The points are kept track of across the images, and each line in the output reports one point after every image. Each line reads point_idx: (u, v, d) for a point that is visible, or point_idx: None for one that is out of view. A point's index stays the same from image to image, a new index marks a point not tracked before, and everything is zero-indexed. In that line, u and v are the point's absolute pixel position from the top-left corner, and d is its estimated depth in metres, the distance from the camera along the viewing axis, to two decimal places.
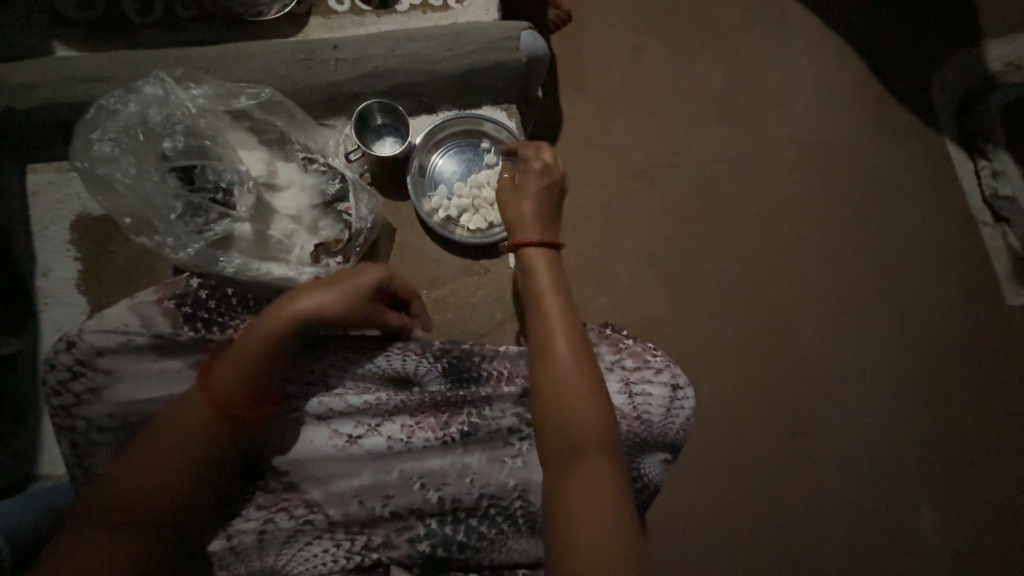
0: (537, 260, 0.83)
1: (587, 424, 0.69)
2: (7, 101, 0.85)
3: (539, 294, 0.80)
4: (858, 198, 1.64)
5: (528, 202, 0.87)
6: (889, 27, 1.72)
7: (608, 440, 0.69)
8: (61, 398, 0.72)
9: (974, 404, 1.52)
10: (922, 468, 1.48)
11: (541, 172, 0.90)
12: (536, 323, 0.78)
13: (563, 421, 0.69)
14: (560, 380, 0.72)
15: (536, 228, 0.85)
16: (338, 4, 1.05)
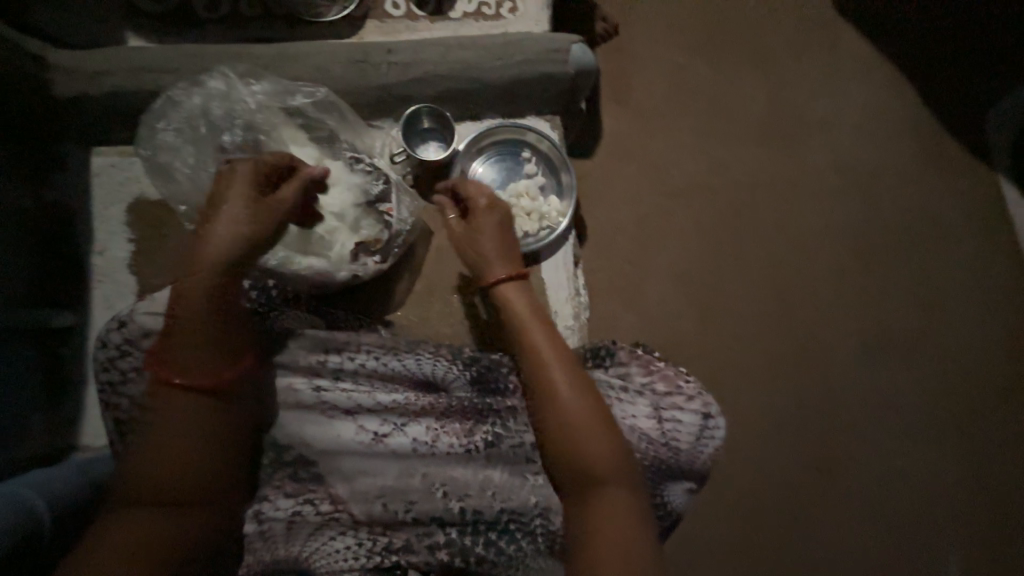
0: (513, 294, 0.84)
1: (601, 446, 0.69)
2: (83, 87, 0.90)
3: (526, 326, 0.80)
4: (904, 232, 1.58)
5: (490, 241, 0.88)
6: (948, 56, 1.66)
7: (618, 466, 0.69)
8: (109, 375, 0.74)
9: (1014, 456, 1.45)
10: (954, 518, 1.41)
11: (489, 209, 0.91)
12: (529, 352, 0.77)
13: (575, 442, 0.70)
14: (567, 412, 0.71)
15: (501, 264, 0.86)
16: (394, 8, 1.07)
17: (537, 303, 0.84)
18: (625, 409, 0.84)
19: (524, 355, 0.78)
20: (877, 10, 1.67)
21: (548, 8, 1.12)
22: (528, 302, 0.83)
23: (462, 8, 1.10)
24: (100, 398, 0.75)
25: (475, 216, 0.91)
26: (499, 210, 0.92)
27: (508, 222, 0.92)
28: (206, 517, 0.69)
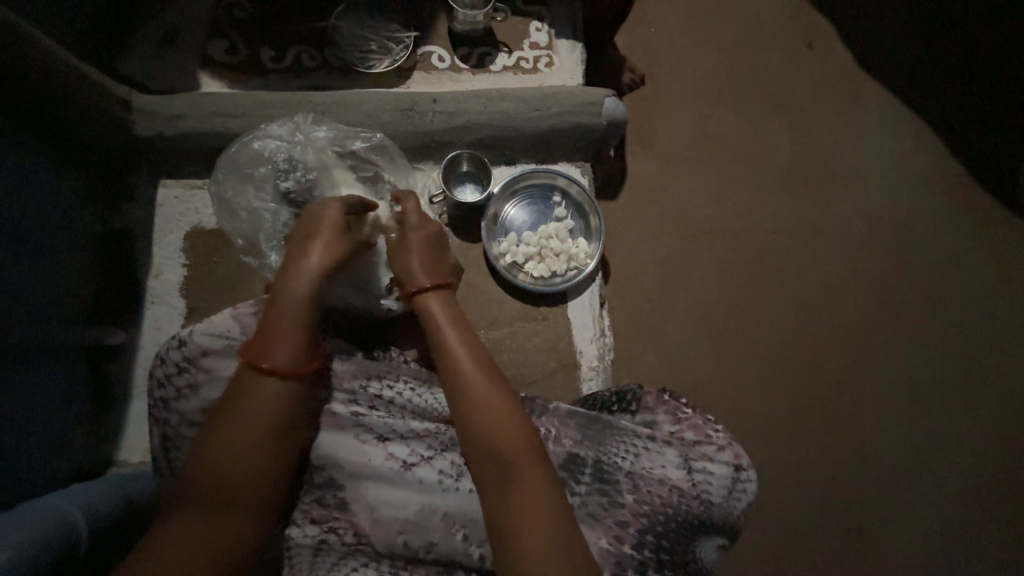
0: (432, 301, 0.86)
1: (515, 441, 0.72)
2: (158, 127, 0.99)
3: (442, 334, 0.82)
4: (934, 285, 1.57)
5: (413, 257, 0.89)
6: (976, 113, 1.68)
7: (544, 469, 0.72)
8: (164, 391, 0.78)
9: None
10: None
11: (419, 226, 0.92)
12: (445, 359, 0.80)
13: (488, 438, 0.73)
14: (483, 416, 0.74)
15: (423, 275, 0.88)
16: (440, 61, 1.16)
17: (454, 306, 0.86)
18: (653, 459, 0.84)
19: (440, 358, 0.81)
20: (901, 66, 1.71)
21: (584, 63, 1.20)
22: (446, 307, 0.85)
23: (502, 61, 1.18)
24: (151, 413, 0.79)
25: (405, 233, 0.92)
26: (429, 228, 0.93)
27: (438, 241, 0.94)
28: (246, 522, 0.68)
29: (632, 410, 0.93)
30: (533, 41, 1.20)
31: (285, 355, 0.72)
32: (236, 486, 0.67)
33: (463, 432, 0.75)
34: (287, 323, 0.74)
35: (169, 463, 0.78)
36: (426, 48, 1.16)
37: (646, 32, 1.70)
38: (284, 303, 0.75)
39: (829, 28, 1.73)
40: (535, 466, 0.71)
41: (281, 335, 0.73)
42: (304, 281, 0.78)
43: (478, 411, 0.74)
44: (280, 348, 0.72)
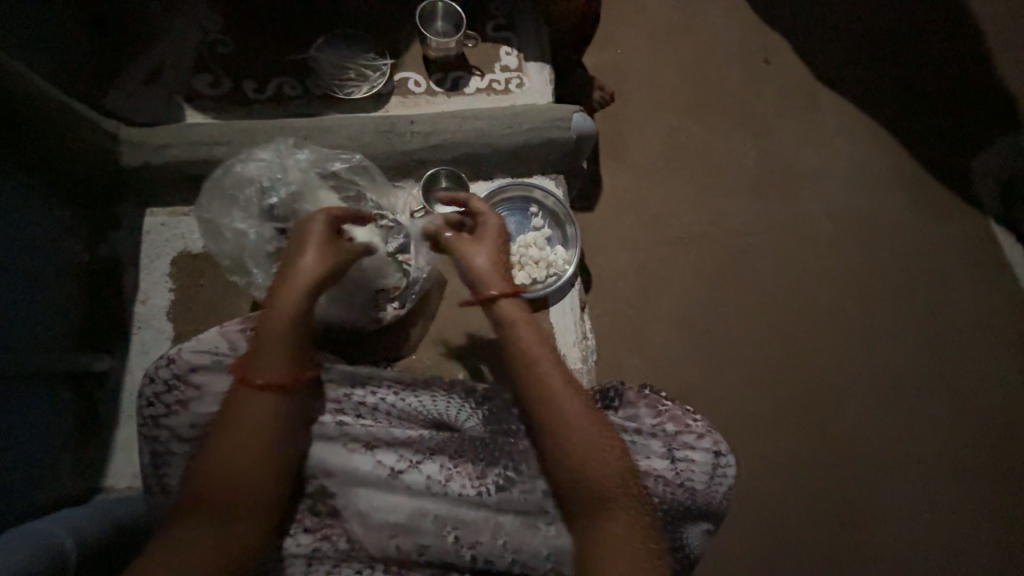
0: (509, 309, 0.85)
1: (582, 437, 0.75)
2: (146, 157, 1.03)
3: (518, 337, 0.83)
4: (901, 277, 1.65)
5: (487, 259, 0.89)
6: (924, 114, 1.80)
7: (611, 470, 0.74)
8: (153, 409, 0.79)
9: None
10: (974, 558, 1.42)
11: (495, 230, 0.93)
12: (522, 359, 0.81)
13: (558, 432, 0.75)
14: (556, 413, 0.76)
15: (498, 281, 0.87)
16: (416, 86, 1.23)
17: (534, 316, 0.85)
18: (639, 451, 0.87)
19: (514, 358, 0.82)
20: (851, 76, 1.83)
21: (552, 83, 1.28)
22: (528, 316, 0.85)
23: (475, 84, 1.25)
24: (140, 432, 0.79)
25: (481, 235, 0.93)
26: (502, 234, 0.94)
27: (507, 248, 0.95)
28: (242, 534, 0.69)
29: (615, 406, 0.94)
30: (503, 64, 1.27)
31: (273, 370, 0.75)
32: (226, 496, 0.69)
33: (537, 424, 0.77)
34: (275, 340, 0.76)
35: (159, 481, 0.78)
36: (402, 74, 1.23)
37: (612, 53, 1.81)
38: (273, 315, 0.77)
39: (782, 43, 1.85)
40: (593, 457, 0.74)
41: (273, 351, 0.76)
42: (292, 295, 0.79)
43: (553, 407, 0.77)
44: (272, 364, 0.75)
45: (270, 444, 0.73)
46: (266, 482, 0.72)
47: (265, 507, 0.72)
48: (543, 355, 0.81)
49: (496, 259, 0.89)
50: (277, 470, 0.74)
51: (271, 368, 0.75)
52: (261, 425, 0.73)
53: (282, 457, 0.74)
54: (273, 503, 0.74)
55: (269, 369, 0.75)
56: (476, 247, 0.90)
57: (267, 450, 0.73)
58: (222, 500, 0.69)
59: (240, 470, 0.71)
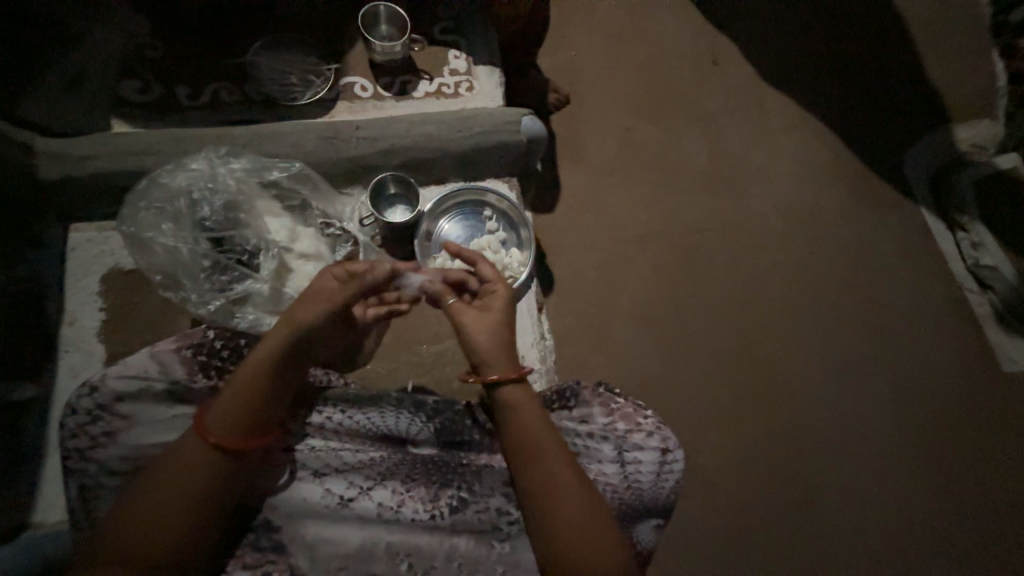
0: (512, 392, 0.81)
1: (555, 473, 0.76)
2: (68, 170, 0.97)
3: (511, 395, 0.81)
4: (844, 266, 1.74)
5: (488, 334, 0.83)
6: (859, 111, 1.91)
7: (582, 514, 0.74)
8: (77, 441, 0.76)
9: (966, 464, 1.58)
10: (921, 527, 1.51)
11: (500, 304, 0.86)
12: (506, 406, 0.81)
13: (531, 467, 0.77)
14: (533, 453, 0.77)
15: (503, 363, 0.82)
16: (363, 91, 1.20)
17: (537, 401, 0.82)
18: (589, 455, 0.89)
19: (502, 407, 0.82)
20: (791, 76, 1.92)
21: (502, 86, 1.28)
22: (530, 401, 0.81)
23: (424, 88, 1.24)
24: (63, 467, 0.75)
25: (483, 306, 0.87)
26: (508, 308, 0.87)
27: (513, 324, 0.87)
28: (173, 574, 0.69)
29: (570, 405, 0.94)
30: (452, 67, 1.27)
31: (225, 424, 0.72)
32: (158, 540, 0.68)
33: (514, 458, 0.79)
34: (241, 388, 0.74)
35: (88, 516, 0.74)
36: (347, 79, 1.20)
37: (565, 56, 1.83)
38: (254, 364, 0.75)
39: (727, 45, 1.92)
40: (565, 493, 0.75)
41: (232, 404, 0.73)
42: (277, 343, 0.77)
43: (529, 445, 0.78)
44: (224, 419, 0.73)
45: (212, 483, 0.72)
46: (204, 520, 0.71)
47: (194, 546, 0.70)
48: (532, 413, 0.81)
49: (500, 338, 0.83)
50: (215, 508, 0.72)
51: (222, 421, 0.73)
52: (196, 466, 0.71)
53: (225, 497, 0.73)
54: (205, 542, 0.72)
55: (223, 421, 0.73)
56: (479, 318, 0.84)
57: (203, 490, 0.71)
58: (146, 545, 0.67)
59: (173, 512, 0.69)
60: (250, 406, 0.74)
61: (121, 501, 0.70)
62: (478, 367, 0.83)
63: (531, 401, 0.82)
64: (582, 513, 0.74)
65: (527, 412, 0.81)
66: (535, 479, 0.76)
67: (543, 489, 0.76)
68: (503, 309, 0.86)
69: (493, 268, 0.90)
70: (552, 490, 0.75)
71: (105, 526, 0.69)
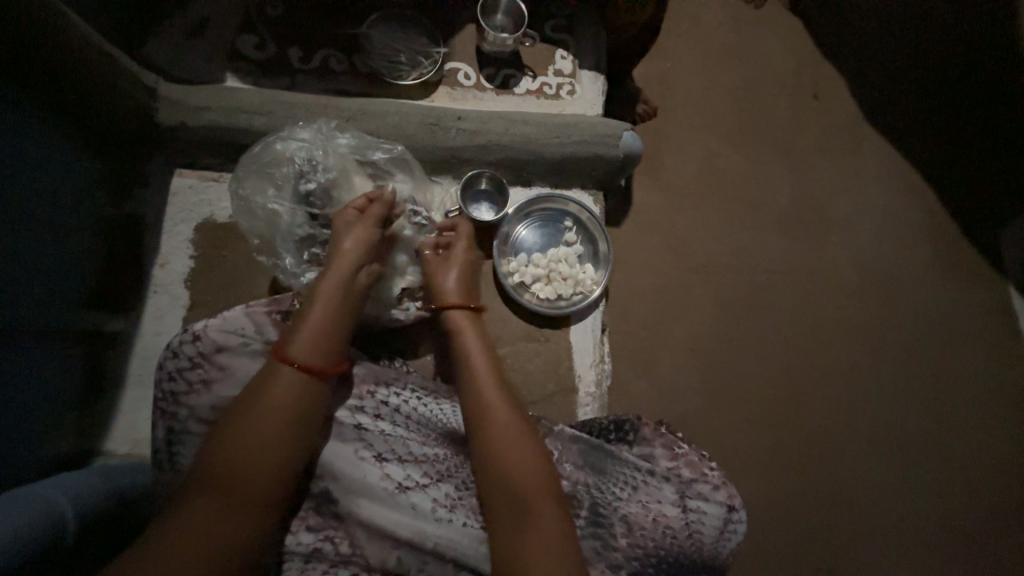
0: (460, 320, 0.93)
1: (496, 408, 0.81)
2: (183, 118, 0.99)
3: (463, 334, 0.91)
4: (918, 337, 1.63)
5: (453, 273, 0.97)
6: (970, 173, 1.76)
7: (522, 458, 0.76)
8: (173, 384, 0.77)
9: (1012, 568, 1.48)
10: None
11: (466, 250, 1.01)
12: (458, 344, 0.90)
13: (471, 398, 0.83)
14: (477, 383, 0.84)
15: (458, 292, 0.95)
16: (466, 79, 1.18)
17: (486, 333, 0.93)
18: (651, 494, 0.85)
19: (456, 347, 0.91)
20: (900, 125, 1.79)
21: (604, 95, 1.24)
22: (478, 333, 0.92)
23: (526, 85, 1.21)
24: (157, 406, 0.77)
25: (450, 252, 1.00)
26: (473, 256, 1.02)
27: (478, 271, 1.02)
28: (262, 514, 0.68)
29: (630, 440, 0.93)
30: (557, 67, 1.23)
31: (314, 353, 0.76)
32: (242, 471, 0.68)
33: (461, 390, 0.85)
34: (309, 320, 0.78)
35: (171, 456, 0.76)
36: (453, 65, 1.18)
37: (664, 68, 1.76)
38: (316, 296, 0.81)
39: (836, 81, 1.80)
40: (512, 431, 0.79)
41: (305, 336, 0.77)
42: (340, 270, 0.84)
43: (472, 377, 0.85)
44: (304, 346, 0.76)
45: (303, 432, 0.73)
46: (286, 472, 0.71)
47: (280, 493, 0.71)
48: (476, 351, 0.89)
49: (461, 275, 0.97)
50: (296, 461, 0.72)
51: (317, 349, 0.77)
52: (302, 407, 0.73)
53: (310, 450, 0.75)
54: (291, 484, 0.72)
55: (321, 351, 0.77)
56: (443, 262, 0.99)
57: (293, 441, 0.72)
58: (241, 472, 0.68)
59: (266, 450, 0.70)
60: (326, 343, 0.77)
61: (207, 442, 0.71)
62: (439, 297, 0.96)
63: (474, 334, 0.92)
64: (525, 454, 0.77)
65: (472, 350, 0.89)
66: (471, 396, 0.83)
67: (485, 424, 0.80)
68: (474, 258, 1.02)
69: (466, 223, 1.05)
70: (495, 420, 0.79)
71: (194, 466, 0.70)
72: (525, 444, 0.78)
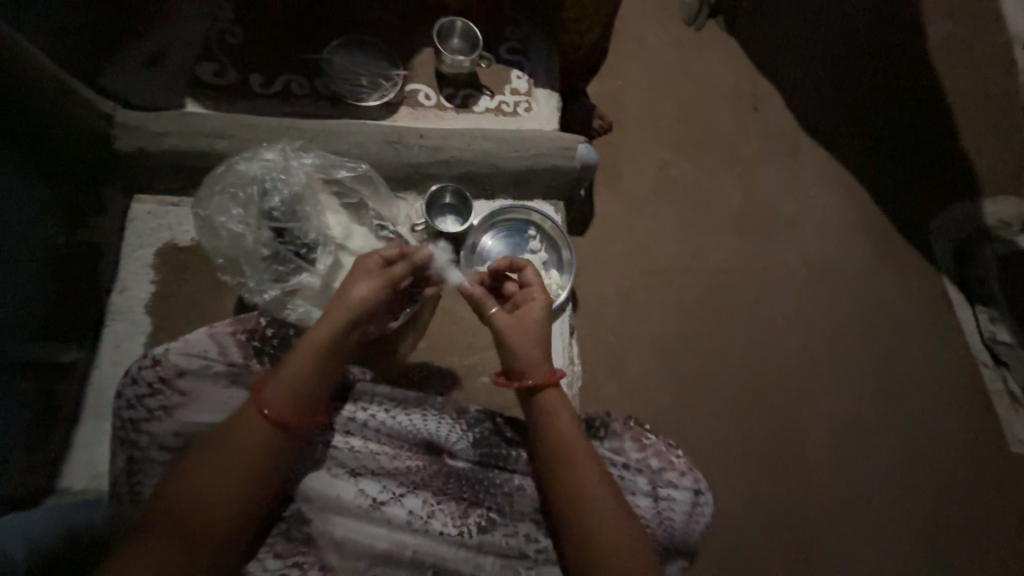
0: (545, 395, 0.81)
1: (585, 483, 0.76)
2: (142, 144, 0.99)
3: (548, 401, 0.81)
4: (864, 326, 1.75)
5: (534, 345, 0.82)
6: (895, 173, 1.94)
7: (613, 539, 0.72)
8: (133, 412, 0.75)
9: (968, 536, 1.57)
10: None
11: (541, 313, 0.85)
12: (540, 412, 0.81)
13: (559, 474, 0.77)
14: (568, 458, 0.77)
15: (540, 366, 0.81)
16: (426, 99, 1.23)
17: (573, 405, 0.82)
18: (623, 487, 0.89)
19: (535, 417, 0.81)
20: (831, 132, 1.95)
21: (559, 111, 1.31)
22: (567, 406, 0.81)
23: (485, 103, 1.27)
24: (118, 435, 0.75)
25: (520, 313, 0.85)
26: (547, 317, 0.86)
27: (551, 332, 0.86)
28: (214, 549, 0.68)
29: (601, 436, 0.95)
30: (514, 87, 1.30)
31: (284, 403, 0.72)
32: (199, 508, 0.68)
33: (545, 463, 0.79)
34: (292, 377, 0.73)
35: (132, 489, 0.74)
36: (413, 86, 1.23)
37: (615, 86, 1.87)
38: (304, 353, 0.74)
39: (772, 95, 1.96)
40: (600, 506, 0.74)
41: (286, 394, 0.72)
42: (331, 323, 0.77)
43: (558, 450, 0.78)
44: (282, 401, 0.72)
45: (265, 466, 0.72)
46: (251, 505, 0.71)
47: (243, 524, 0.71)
48: (563, 421, 0.80)
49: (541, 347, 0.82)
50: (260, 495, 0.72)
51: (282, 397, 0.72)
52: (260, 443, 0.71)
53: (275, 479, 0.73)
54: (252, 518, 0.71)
55: (288, 401, 0.72)
56: (519, 327, 0.83)
57: (256, 474, 0.71)
58: (198, 508, 0.68)
59: (227, 485, 0.69)
60: (302, 396, 0.73)
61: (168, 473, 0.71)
62: (519, 372, 0.82)
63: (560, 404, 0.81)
64: (614, 534, 0.73)
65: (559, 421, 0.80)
66: (557, 473, 0.77)
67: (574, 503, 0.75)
68: (540, 315, 0.85)
69: (536, 270, 0.89)
70: (553, 444, 0.78)
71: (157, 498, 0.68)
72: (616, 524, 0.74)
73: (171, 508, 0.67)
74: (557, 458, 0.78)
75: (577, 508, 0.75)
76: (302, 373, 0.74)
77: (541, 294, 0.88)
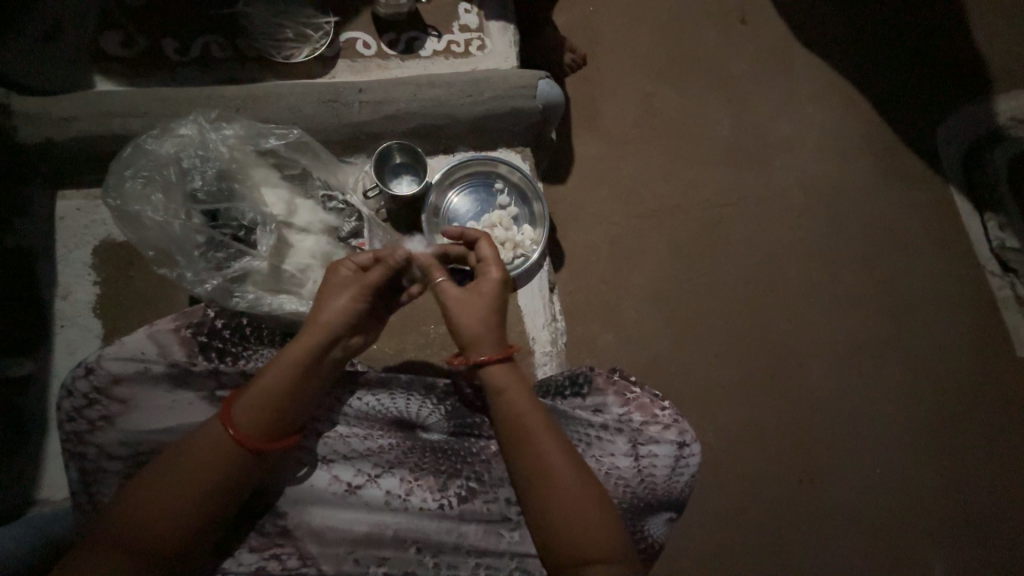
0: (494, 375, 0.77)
1: (548, 453, 0.73)
2: (47, 134, 0.91)
3: (502, 379, 0.77)
4: (867, 247, 1.66)
5: (481, 320, 0.76)
6: (899, 77, 1.77)
7: (580, 509, 0.71)
8: (75, 424, 0.74)
9: (975, 447, 1.55)
10: (924, 507, 1.50)
11: (495, 286, 0.79)
12: (498, 393, 0.77)
13: (523, 444, 0.74)
14: (530, 431, 0.74)
15: (490, 341, 0.77)
16: (365, 48, 1.10)
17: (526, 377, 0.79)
18: (603, 448, 0.86)
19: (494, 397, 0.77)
20: (827, 38, 1.77)
21: (517, 44, 1.17)
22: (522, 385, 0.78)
23: (432, 46, 1.13)
24: (63, 449, 0.74)
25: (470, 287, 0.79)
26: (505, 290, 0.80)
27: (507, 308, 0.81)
28: (173, 559, 0.67)
29: (584, 393, 0.91)
30: (462, 23, 1.15)
31: (255, 422, 0.70)
32: (150, 521, 0.65)
33: (506, 438, 0.76)
34: (270, 399, 0.71)
35: (91, 498, 0.74)
36: (348, 35, 1.10)
37: (584, 12, 1.69)
38: (282, 374, 0.71)
39: (759, 3, 1.76)
40: (566, 475, 0.73)
41: (262, 414, 0.70)
42: (308, 339, 0.73)
43: (520, 423, 0.75)
44: (257, 423, 0.70)
45: (227, 474, 0.69)
46: (213, 511, 0.69)
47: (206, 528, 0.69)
48: (521, 396, 0.77)
49: (492, 322, 0.77)
50: (220, 505, 0.69)
51: (251, 415, 0.70)
52: (213, 457, 0.68)
53: (246, 482, 0.72)
54: (213, 525, 0.70)
55: (261, 422, 0.70)
56: (467, 300, 0.77)
57: (218, 482, 0.68)
58: (152, 521, 0.65)
59: (189, 496, 0.67)
60: (280, 415, 0.71)
61: (120, 494, 0.68)
62: (466, 348, 0.77)
63: (520, 382, 0.78)
64: (581, 506, 0.71)
65: (520, 395, 0.77)
66: (521, 446, 0.74)
67: (541, 474, 0.73)
68: (492, 292, 0.78)
69: (495, 246, 0.83)
70: (522, 426, 0.74)
71: (106, 513, 0.67)
72: (580, 496, 0.72)
73: (121, 529, 0.65)
74: (529, 442, 0.74)
75: (544, 492, 0.72)
76: (283, 394, 0.71)
77: (500, 271, 0.81)
